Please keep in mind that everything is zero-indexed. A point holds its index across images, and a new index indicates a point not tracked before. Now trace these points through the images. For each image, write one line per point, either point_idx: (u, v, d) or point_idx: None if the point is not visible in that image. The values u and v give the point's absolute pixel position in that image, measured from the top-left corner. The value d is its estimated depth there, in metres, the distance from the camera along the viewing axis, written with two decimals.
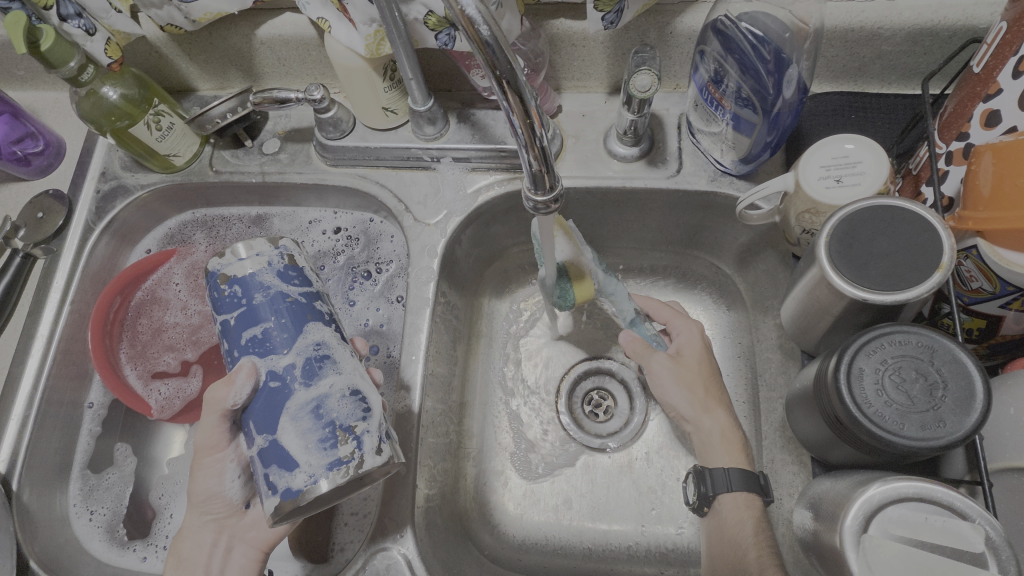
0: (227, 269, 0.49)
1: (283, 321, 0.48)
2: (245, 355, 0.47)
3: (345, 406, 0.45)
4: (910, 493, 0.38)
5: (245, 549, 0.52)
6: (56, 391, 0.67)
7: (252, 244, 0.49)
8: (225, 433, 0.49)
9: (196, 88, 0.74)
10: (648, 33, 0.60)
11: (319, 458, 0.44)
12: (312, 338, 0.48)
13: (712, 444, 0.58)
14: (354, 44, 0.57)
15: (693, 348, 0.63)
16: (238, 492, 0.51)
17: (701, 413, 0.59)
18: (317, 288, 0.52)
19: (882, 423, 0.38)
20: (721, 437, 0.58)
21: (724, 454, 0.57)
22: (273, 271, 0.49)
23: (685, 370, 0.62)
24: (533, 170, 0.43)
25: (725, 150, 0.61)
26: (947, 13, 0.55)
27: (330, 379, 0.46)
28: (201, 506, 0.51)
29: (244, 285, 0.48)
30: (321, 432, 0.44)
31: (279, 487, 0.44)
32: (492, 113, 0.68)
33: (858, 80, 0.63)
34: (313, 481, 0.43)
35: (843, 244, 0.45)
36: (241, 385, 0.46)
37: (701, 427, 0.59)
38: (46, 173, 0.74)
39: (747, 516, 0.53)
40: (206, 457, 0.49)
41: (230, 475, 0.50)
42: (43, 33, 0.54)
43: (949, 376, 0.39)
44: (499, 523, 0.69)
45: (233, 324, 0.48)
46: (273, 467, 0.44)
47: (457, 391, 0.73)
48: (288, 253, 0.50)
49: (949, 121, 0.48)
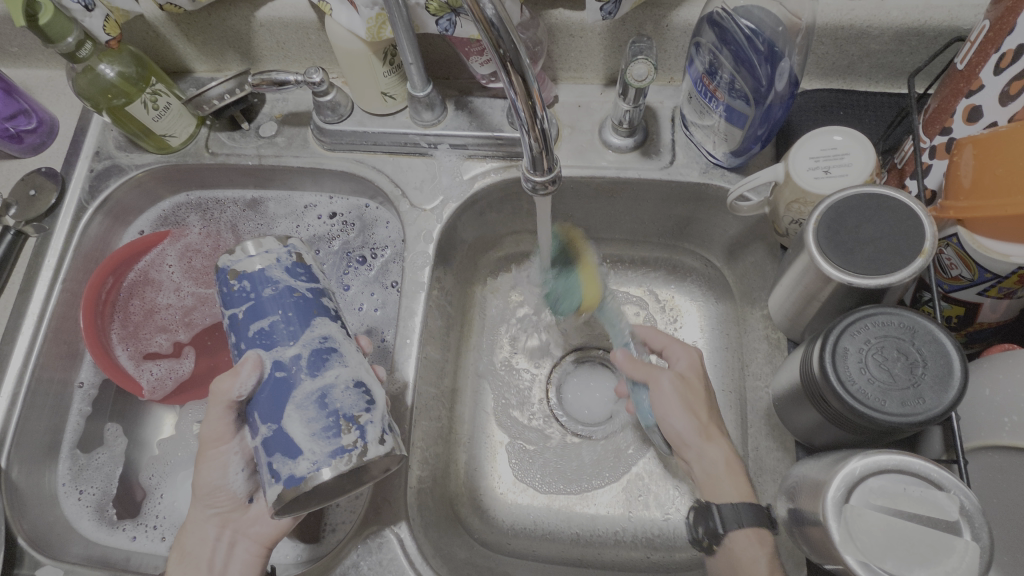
0: (236, 265, 0.50)
1: (289, 314, 0.48)
2: (251, 348, 0.48)
3: (349, 397, 0.46)
4: (890, 465, 0.39)
5: (248, 544, 0.52)
6: (46, 369, 0.66)
7: (262, 242, 0.51)
8: (231, 424, 0.50)
9: (193, 70, 0.74)
10: (645, 25, 0.61)
11: (322, 446, 0.44)
12: (318, 332, 0.49)
13: (717, 474, 0.54)
14: (355, 27, 0.57)
15: (693, 373, 0.60)
16: (241, 485, 0.51)
17: (706, 439, 0.56)
18: (324, 285, 0.53)
19: (864, 399, 0.40)
20: (726, 468, 0.55)
21: (731, 486, 0.54)
22: (281, 268, 0.50)
23: (690, 392, 0.58)
24: (533, 152, 0.44)
25: (718, 142, 0.62)
26: (933, 14, 0.56)
27: (336, 371, 0.47)
28: (205, 499, 0.51)
29: (253, 280, 0.49)
30: (325, 421, 0.45)
31: (283, 474, 0.44)
32: (490, 102, 0.69)
33: (847, 78, 0.65)
34: (316, 469, 0.44)
35: (830, 231, 0.46)
36: (247, 377, 0.47)
37: (707, 455, 0.55)
38: (39, 151, 0.74)
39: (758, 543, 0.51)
40: (211, 450, 0.50)
41: (234, 467, 0.50)
42: (43, 7, 0.54)
43: (928, 355, 0.40)
44: (489, 508, 0.70)
45: (241, 317, 0.49)
46: (277, 455, 0.45)
47: (450, 376, 0.74)
48: (297, 251, 0.51)
49: (934, 117, 0.50)
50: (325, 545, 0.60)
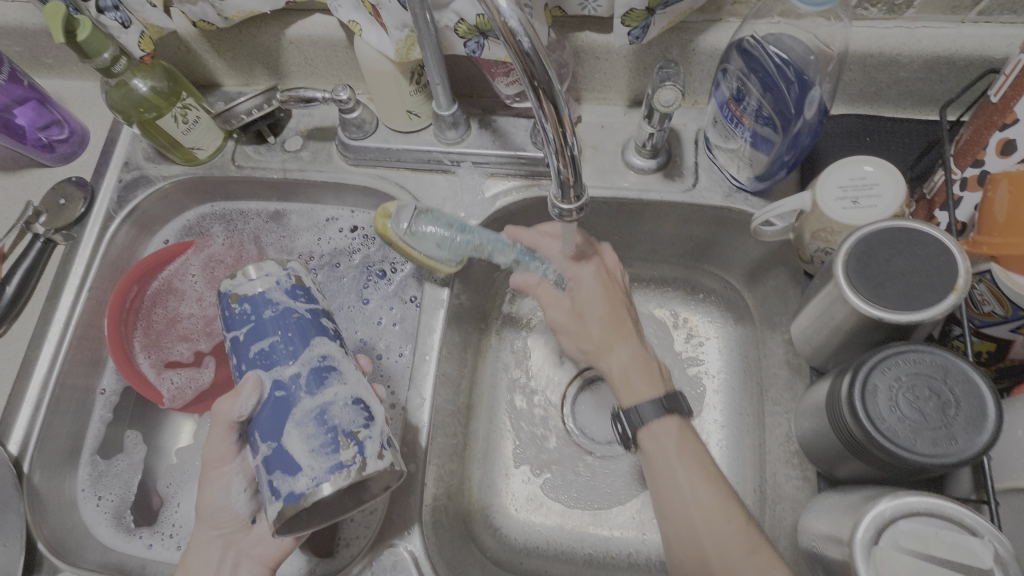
0: (238, 289, 0.51)
1: (289, 334, 0.49)
2: (251, 368, 0.49)
3: (347, 413, 0.46)
4: (920, 507, 0.39)
5: (251, 565, 0.50)
6: (70, 376, 0.67)
7: (263, 266, 0.52)
8: (232, 445, 0.49)
9: (222, 84, 0.76)
10: (671, 49, 0.61)
11: (321, 462, 0.44)
12: (317, 351, 0.49)
13: (618, 384, 0.58)
14: (385, 48, 0.58)
15: (585, 297, 0.61)
16: (244, 505, 0.50)
17: (598, 355, 0.60)
18: (323, 305, 0.54)
19: (895, 438, 0.39)
20: (623, 373, 0.58)
21: (633, 393, 0.57)
22: (281, 290, 0.51)
23: (578, 316, 0.61)
24: (562, 177, 0.42)
25: (742, 167, 0.62)
26: (965, 43, 0.56)
27: (335, 389, 0.47)
28: (208, 521, 0.50)
29: (253, 303, 0.50)
30: (323, 437, 0.45)
31: (283, 491, 0.44)
32: (513, 121, 0.70)
33: (874, 104, 0.64)
34: (316, 485, 0.43)
35: (860, 263, 0.45)
36: (247, 398, 0.47)
37: (613, 360, 0.58)
38: (69, 160, 0.75)
39: (672, 422, 0.54)
40: (212, 471, 0.49)
41: (236, 488, 0.49)
42: (81, 24, 0.55)
43: (961, 395, 0.40)
44: (501, 526, 0.70)
45: (242, 339, 0.50)
46: (277, 472, 0.44)
47: (465, 393, 0.73)
48: (296, 273, 0.53)
49: (965, 148, 0.49)
50: (339, 560, 0.60)
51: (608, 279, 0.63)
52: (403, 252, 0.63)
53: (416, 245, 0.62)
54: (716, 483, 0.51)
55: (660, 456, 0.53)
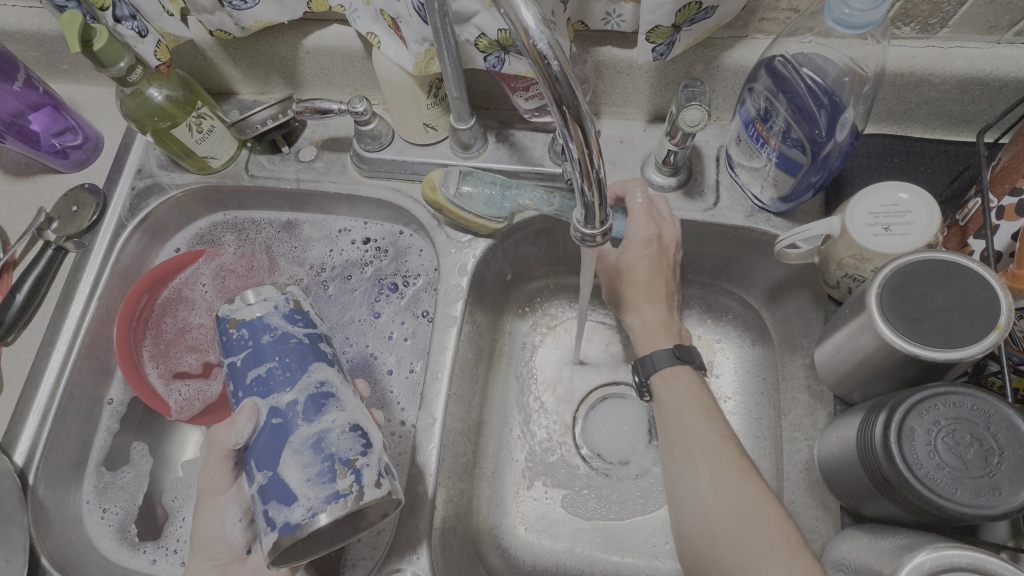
0: (235, 314, 0.51)
1: (287, 360, 0.48)
2: (248, 396, 0.48)
3: (345, 441, 0.45)
4: (963, 562, 0.37)
5: None
6: (78, 386, 0.67)
7: (261, 290, 0.52)
8: (228, 473, 0.47)
9: (237, 92, 0.75)
10: (695, 66, 0.60)
11: (317, 492, 0.43)
12: (315, 377, 0.48)
13: (647, 330, 0.60)
14: (403, 61, 0.57)
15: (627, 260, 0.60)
16: (239, 536, 0.49)
17: (627, 309, 0.62)
18: (321, 330, 0.53)
19: (933, 486, 0.38)
20: (654, 323, 0.60)
21: (658, 339, 0.59)
22: (279, 315, 0.51)
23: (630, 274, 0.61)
24: (587, 202, 0.41)
25: (766, 187, 0.60)
26: (1000, 65, 0.54)
27: (332, 415, 0.46)
28: (202, 551, 0.48)
29: (251, 328, 0.50)
30: (320, 466, 0.43)
31: (278, 521, 0.43)
32: (531, 135, 0.69)
33: (903, 124, 0.63)
34: (312, 515, 0.42)
35: (895, 297, 0.44)
36: (243, 425, 0.46)
37: (642, 313, 0.61)
38: (83, 167, 0.75)
39: (682, 368, 0.57)
40: (207, 499, 0.47)
41: (231, 518, 0.48)
42: (97, 33, 0.55)
43: (1005, 443, 0.39)
44: (510, 546, 0.68)
45: (240, 364, 0.49)
46: (272, 502, 0.43)
47: (477, 409, 0.71)
48: (295, 298, 0.52)
49: (1002, 174, 0.48)
50: None
51: (659, 249, 0.59)
52: (454, 215, 0.64)
53: (468, 207, 0.63)
54: (718, 422, 0.53)
55: (667, 396, 0.56)
